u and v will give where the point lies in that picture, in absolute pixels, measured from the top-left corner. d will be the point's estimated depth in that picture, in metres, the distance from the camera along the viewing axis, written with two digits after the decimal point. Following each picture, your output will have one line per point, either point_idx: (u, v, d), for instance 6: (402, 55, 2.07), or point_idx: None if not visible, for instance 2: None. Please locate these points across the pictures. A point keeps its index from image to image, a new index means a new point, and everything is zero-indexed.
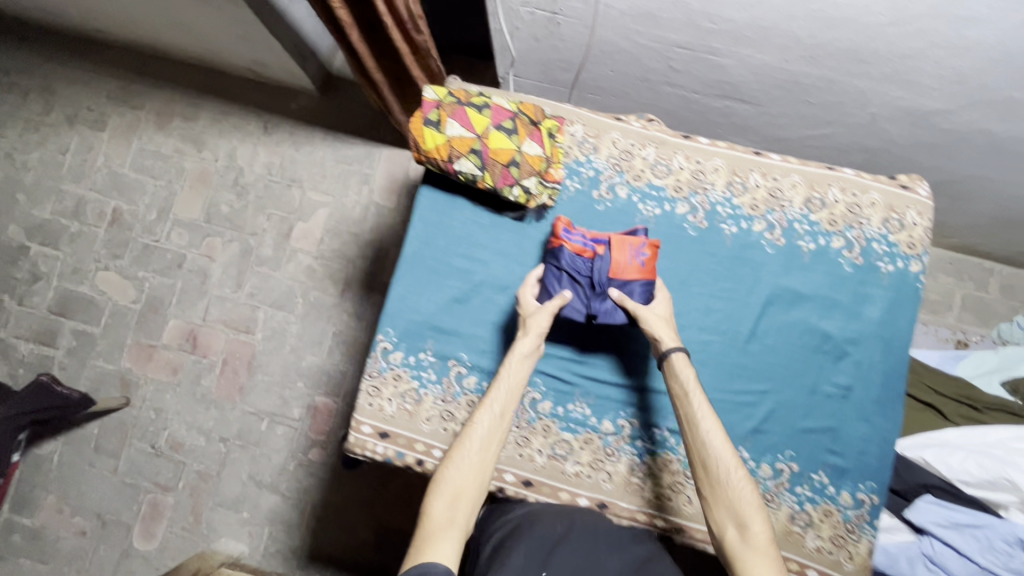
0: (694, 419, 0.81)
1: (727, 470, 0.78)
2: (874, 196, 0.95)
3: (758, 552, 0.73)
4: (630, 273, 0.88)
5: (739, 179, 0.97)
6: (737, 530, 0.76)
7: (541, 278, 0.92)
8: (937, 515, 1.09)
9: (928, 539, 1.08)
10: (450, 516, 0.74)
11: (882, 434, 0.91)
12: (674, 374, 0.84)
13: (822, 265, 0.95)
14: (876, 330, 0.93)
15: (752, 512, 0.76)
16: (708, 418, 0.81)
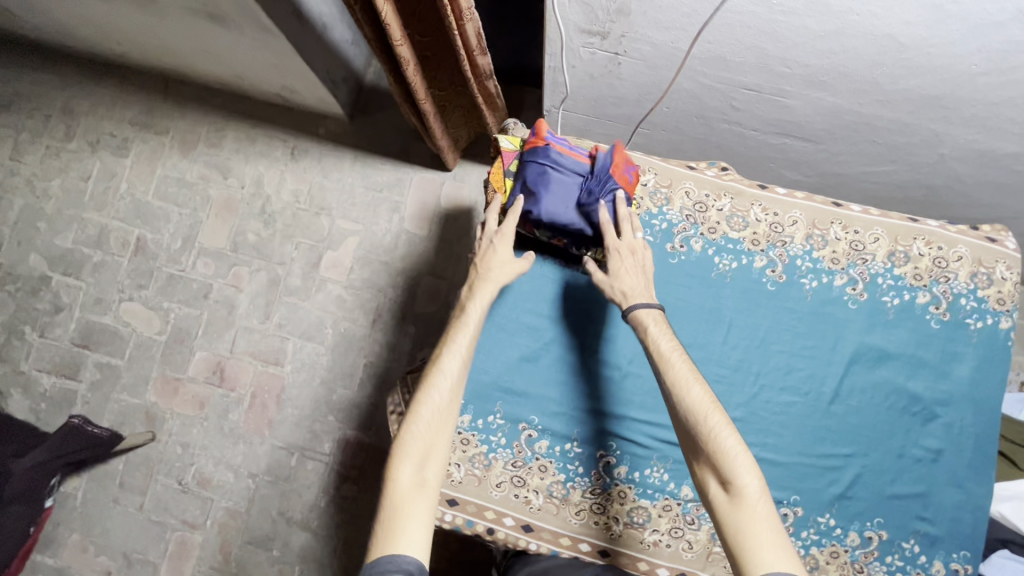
0: (676, 382, 0.77)
1: (702, 419, 0.74)
2: (960, 250, 0.92)
3: (745, 509, 0.69)
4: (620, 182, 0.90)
5: (819, 232, 0.93)
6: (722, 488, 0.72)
7: (524, 180, 0.88)
8: (1014, 571, 1.03)
9: None
10: (413, 494, 0.73)
11: (975, 500, 0.88)
12: (642, 326, 0.82)
13: (908, 321, 0.91)
14: (966, 390, 0.90)
15: (739, 466, 0.71)
16: (689, 380, 0.76)
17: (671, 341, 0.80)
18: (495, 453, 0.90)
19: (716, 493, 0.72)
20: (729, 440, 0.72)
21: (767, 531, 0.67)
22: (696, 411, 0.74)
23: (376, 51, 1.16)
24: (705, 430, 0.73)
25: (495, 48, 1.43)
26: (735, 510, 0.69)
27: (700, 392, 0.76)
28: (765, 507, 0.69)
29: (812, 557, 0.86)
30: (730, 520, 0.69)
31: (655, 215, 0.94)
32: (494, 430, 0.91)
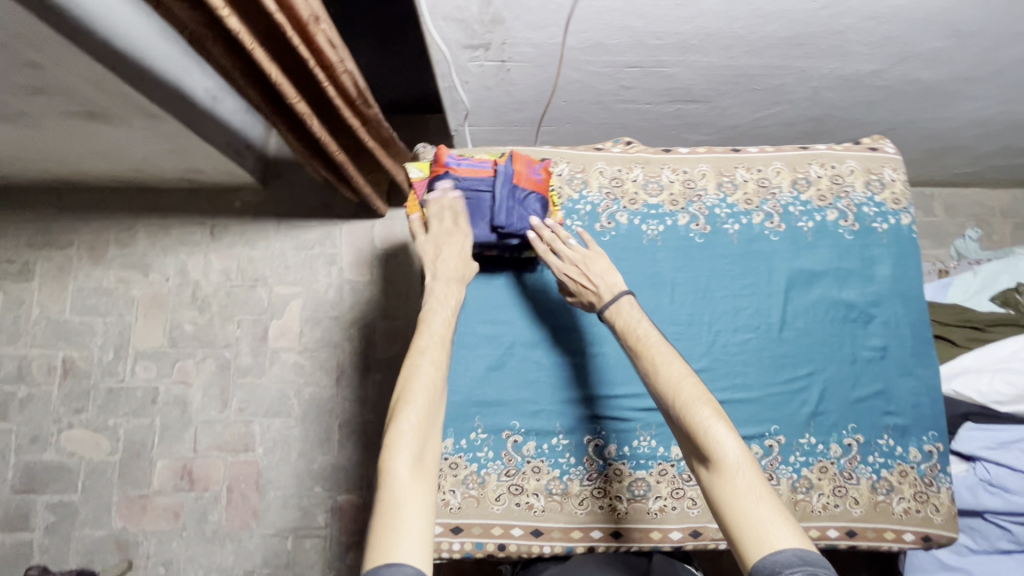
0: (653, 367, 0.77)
1: (679, 398, 0.74)
2: (850, 164, 1.01)
3: (732, 481, 0.68)
4: (530, 185, 0.93)
5: (727, 178, 1.00)
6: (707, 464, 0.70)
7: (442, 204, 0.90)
8: (982, 440, 1.13)
9: (980, 465, 1.13)
10: (409, 489, 0.67)
11: (927, 382, 0.95)
12: (613, 322, 0.83)
13: (826, 239, 0.98)
14: (892, 286, 0.97)
15: (720, 435, 0.70)
16: (666, 361, 0.76)
17: (646, 329, 0.81)
18: (486, 468, 0.90)
19: (702, 468, 0.71)
20: (711, 414, 0.72)
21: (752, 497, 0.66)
22: (673, 389, 0.75)
23: (270, 115, 1.15)
24: (683, 409, 0.73)
25: (389, 83, 1.45)
26: (721, 485, 0.68)
27: (677, 370, 0.76)
28: (753, 477, 0.68)
29: (804, 478, 0.90)
30: (717, 494, 0.68)
31: (577, 200, 0.98)
32: (479, 446, 0.90)
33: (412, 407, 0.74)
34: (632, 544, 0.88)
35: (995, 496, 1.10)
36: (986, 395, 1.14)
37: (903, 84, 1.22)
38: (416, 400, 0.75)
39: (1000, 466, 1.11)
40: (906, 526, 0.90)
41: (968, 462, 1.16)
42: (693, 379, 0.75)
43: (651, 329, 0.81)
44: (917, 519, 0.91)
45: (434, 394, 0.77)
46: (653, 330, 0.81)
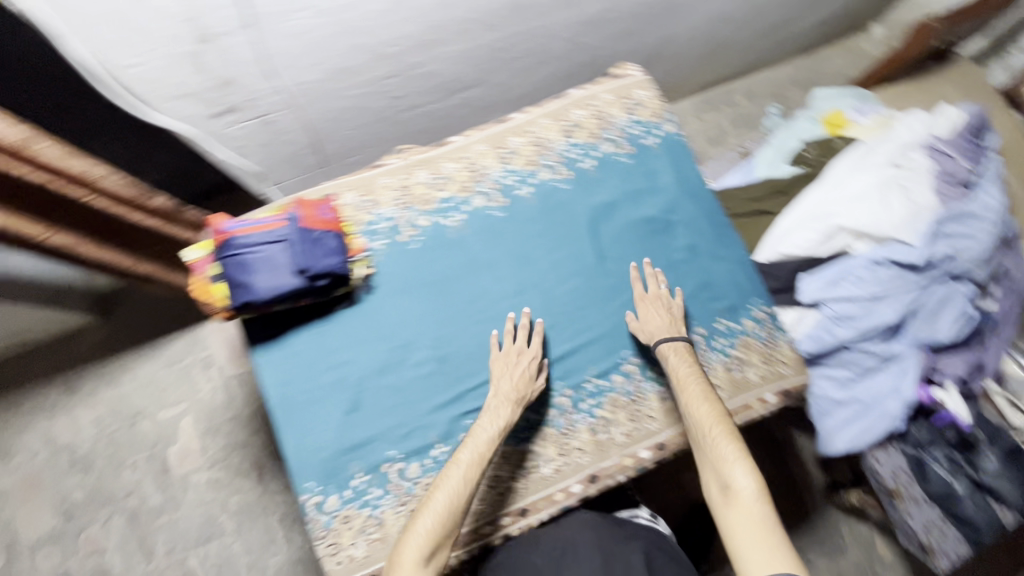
0: (687, 406, 0.87)
1: (710, 432, 0.84)
2: (606, 97, 1.08)
3: (742, 511, 0.76)
4: (322, 225, 0.89)
5: (505, 149, 1.04)
6: (720, 490, 0.80)
7: (235, 276, 0.83)
8: (817, 286, 1.27)
9: (825, 307, 1.27)
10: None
11: (738, 260, 1.03)
12: (663, 359, 0.92)
13: (609, 170, 1.05)
14: (679, 189, 1.05)
15: (738, 473, 0.79)
16: (697, 401, 0.86)
17: (689, 369, 0.91)
18: (380, 508, 0.89)
19: (716, 496, 0.80)
20: (731, 450, 0.81)
21: (756, 524, 0.74)
22: (703, 423, 0.85)
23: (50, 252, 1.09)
24: (710, 441, 0.83)
25: None
26: (731, 515, 0.77)
27: (708, 407, 0.86)
28: (759, 512, 0.76)
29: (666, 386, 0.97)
30: (724, 523, 0.77)
31: (374, 221, 0.99)
32: (365, 490, 0.89)
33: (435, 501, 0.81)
34: (541, 514, 0.91)
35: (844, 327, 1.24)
36: (806, 249, 1.27)
37: (637, 10, 1.33)
38: (445, 489, 0.81)
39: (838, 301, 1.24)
40: (765, 388, 0.99)
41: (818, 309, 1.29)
42: (724, 417, 0.84)
43: (693, 370, 0.90)
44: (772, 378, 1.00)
45: (464, 507, 0.81)
46: (694, 372, 0.90)
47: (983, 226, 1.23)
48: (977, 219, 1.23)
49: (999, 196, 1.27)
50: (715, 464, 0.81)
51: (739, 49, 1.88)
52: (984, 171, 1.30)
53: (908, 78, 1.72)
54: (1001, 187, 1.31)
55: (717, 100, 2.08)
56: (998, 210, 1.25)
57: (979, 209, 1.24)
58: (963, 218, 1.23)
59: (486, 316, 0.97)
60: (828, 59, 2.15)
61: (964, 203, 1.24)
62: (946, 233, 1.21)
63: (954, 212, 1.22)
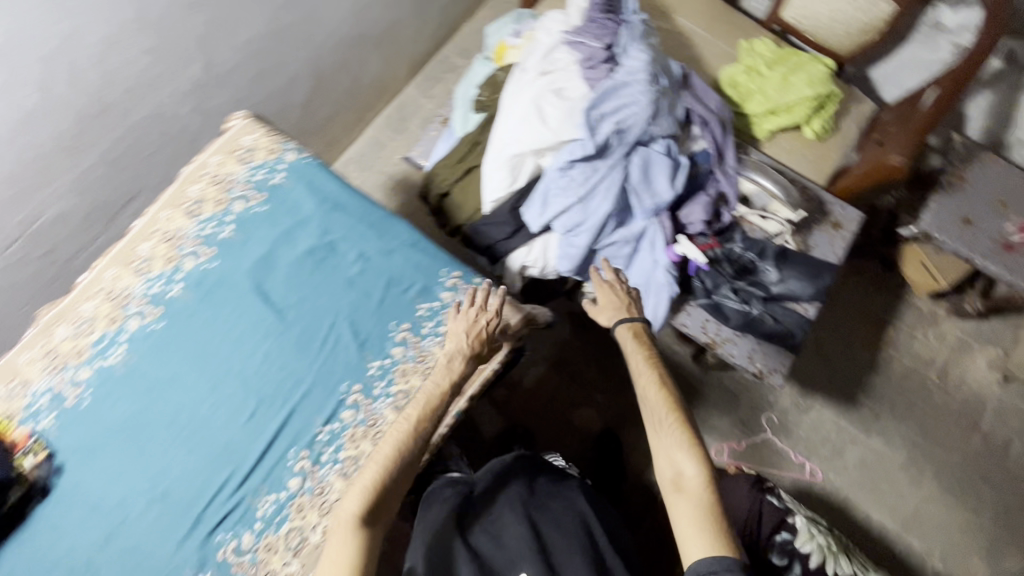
0: (659, 422, 1.09)
1: (665, 423, 1.08)
2: (216, 160, 1.04)
3: (687, 494, 1.01)
4: None
5: (137, 261, 0.99)
6: (671, 473, 1.04)
7: None
8: (538, 210, 1.30)
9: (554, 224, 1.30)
10: (349, 528, 0.81)
11: (410, 243, 1.03)
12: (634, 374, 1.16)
13: (250, 226, 1.02)
14: (325, 208, 1.03)
15: (684, 470, 1.02)
16: (663, 415, 1.09)
17: (640, 365, 1.16)
18: None
19: (664, 476, 1.05)
20: (680, 443, 1.05)
21: (699, 504, 1.00)
22: (671, 443, 1.05)
23: None
24: (659, 423, 1.08)
25: None
26: (676, 501, 1.02)
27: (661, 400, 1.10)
28: (693, 494, 1.00)
29: (395, 395, 0.96)
30: (672, 503, 1.02)
31: (33, 402, 0.94)
32: None
33: (379, 458, 0.86)
34: None
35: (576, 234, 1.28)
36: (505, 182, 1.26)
37: (245, 51, 1.31)
38: (391, 441, 0.87)
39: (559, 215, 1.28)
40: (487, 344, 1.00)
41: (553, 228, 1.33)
42: (671, 409, 1.08)
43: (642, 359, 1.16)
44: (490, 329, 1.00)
45: (395, 486, 0.86)
46: (644, 365, 1.15)
47: (636, 88, 1.28)
48: (629, 83, 1.28)
49: (643, 51, 1.32)
50: (665, 451, 1.06)
51: (415, 22, 1.90)
52: (623, 36, 1.35)
53: None
54: (644, 41, 1.36)
55: (435, 73, 2.11)
56: (646, 65, 1.30)
57: (627, 74, 1.29)
58: (617, 89, 1.27)
59: (191, 428, 0.93)
60: None
61: (613, 74, 1.29)
62: (607, 110, 1.25)
63: (606, 89, 1.26)
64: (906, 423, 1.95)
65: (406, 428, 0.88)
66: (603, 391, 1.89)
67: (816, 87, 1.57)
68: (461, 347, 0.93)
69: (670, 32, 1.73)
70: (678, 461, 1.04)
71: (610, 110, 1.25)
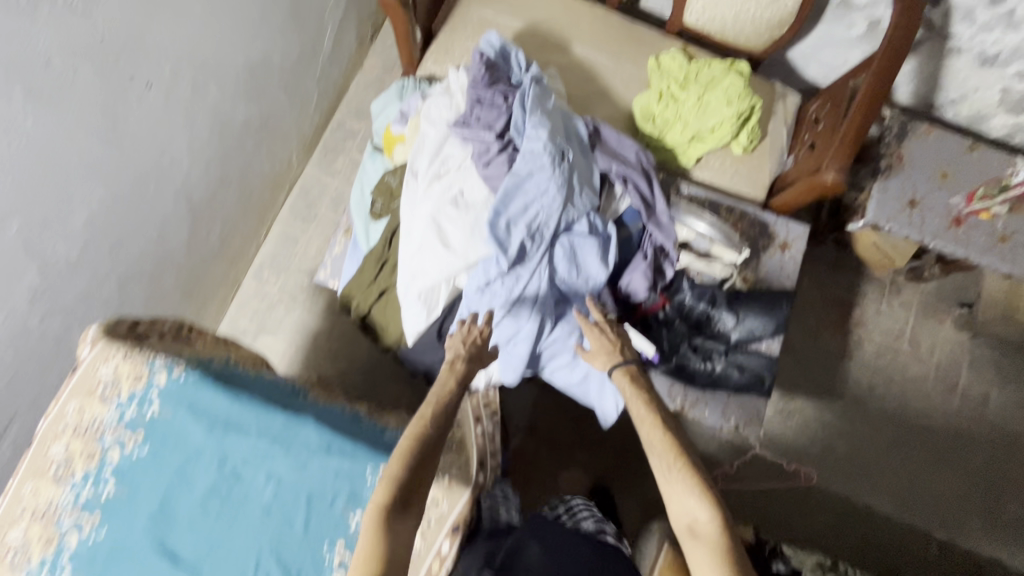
0: (665, 458, 0.99)
1: (669, 467, 0.98)
2: (74, 406, 0.89)
3: (705, 543, 0.91)
4: None
5: (10, 553, 0.84)
6: (689, 523, 0.94)
7: None
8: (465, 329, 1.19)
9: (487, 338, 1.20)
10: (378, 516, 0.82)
11: (324, 449, 0.90)
12: (632, 399, 1.09)
13: (133, 477, 0.87)
14: (217, 434, 0.89)
15: (696, 517, 0.93)
16: (668, 443, 1.01)
17: (638, 406, 1.08)
18: None
19: (679, 527, 0.95)
20: (688, 486, 0.95)
21: (720, 553, 0.89)
22: (678, 487, 0.96)
23: None
24: (666, 467, 0.99)
25: None
26: (693, 547, 0.92)
27: (665, 442, 1.01)
28: (707, 539, 0.91)
29: None
30: (691, 556, 0.92)
31: None
32: None
33: (401, 445, 0.88)
34: None
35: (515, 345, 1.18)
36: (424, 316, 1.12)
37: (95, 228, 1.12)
38: (408, 430, 0.90)
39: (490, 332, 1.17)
40: (437, 541, 0.94)
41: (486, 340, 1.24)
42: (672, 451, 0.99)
43: (637, 386, 1.11)
44: (436, 525, 0.95)
45: (416, 472, 0.86)
46: (641, 404, 1.08)
47: (542, 176, 1.13)
48: (533, 172, 1.13)
49: (541, 126, 1.15)
50: (676, 495, 0.96)
51: (297, 103, 1.69)
52: (515, 111, 1.18)
53: (442, 25, 1.61)
54: (540, 109, 1.19)
55: (333, 144, 1.92)
56: (547, 144, 1.14)
57: (528, 161, 1.13)
58: (521, 184, 1.12)
59: None
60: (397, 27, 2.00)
61: (513, 165, 1.13)
62: (516, 212, 1.11)
63: (508, 188, 1.11)
64: (888, 400, 1.94)
65: (418, 420, 0.92)
66: (586, 447, 1.82)
67: (736, 105, 1.43)
68: (459, 352, 1.04)
69: (571, 65, 1.57)
70: (693, 507, 0.93)
71: (517, 212, 1.11)
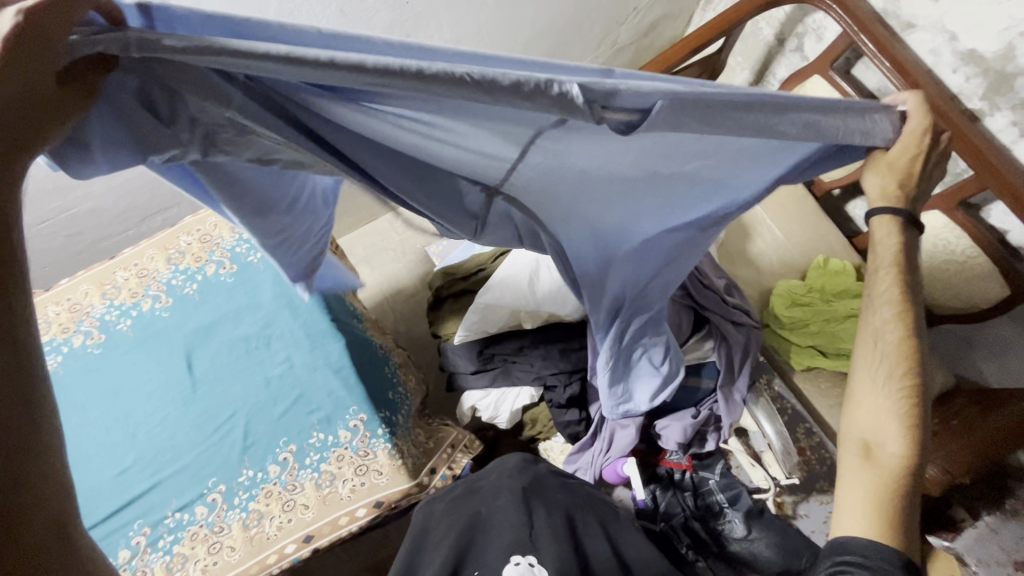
0: (889, 370, 0.75)
1: (891, 377, 0.74)
2: (214, 221, 1.13)
3: (879, 473, 0.71)
4: None
5: (109, 285, 1.08)
6: (872, 447, 0.73)
7: None
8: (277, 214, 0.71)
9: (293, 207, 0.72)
10: None
11: (334, 368, 1.03)
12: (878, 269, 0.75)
13: (210, 291, 1.08)
14: (280, 302, 1.07)
15: (886, 441, 0.73)
16: (902, 351, 0.74)
17: (882, 290, 0.75)
18: None
19: (851, 450, 0.75)
20: (901, 408, 0.73)
21: (886, 492, 0.70)
22: (870, 401, 0.75)
23: None
24: (885, 374, 0.75)
25: None
26: (850, 457, 0.75)
27: (901, 345, 0.75)
28: (882, 470, 0.71)
29: (253, 511, 0.95)
30: (849, 472, 0.74)
31: None
32: None
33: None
34: None
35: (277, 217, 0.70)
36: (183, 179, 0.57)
37: None
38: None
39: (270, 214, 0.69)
40: (358, 502, 0.95)
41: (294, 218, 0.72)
42: (881, 363, 0.75)
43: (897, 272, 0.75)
44: (365, 491, 0.96)
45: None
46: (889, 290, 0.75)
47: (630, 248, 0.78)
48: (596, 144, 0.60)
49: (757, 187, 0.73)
50: (865, 404, 0.76)
51: None
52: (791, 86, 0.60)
53: None
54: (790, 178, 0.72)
55: None
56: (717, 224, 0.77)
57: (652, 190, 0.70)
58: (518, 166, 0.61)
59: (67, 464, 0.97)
60: None
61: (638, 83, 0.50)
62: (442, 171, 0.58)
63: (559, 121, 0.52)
64: None
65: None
66: None
67: None
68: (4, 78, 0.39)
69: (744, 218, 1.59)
70: (884, 433, 0.73)
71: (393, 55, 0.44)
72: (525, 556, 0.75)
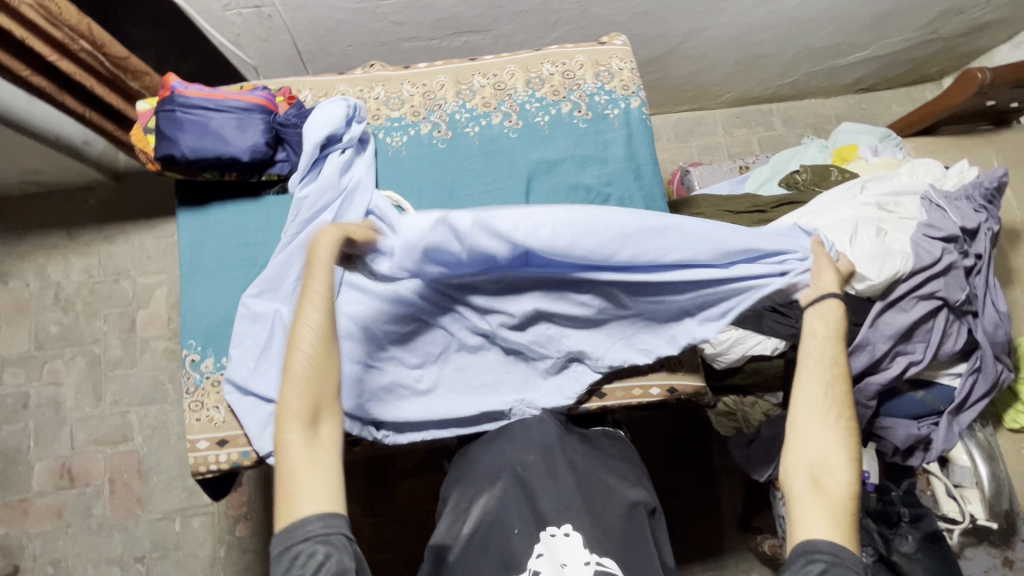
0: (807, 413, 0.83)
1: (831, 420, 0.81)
2: (580, 59, 1.07)
3: (823, 501, 0.76)
4: (253, 101, 0.94)
5: (466, 86, 1.06)
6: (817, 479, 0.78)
7: (159, 126, 0.91)
8: (195, 114, 0.91)
9: (223, 127, 0.92)
10: (305, 458, 0.71)
11: None
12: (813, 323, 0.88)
13: (561, 129, 1.04)
14: (627, 165, 1.03)
15: (832, 473, 0.78)
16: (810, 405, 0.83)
17: (825, 350, 0.86)
18: None
19: (802, 478, 0.79)
20: (840, 443, 0.80)
21: (820, 508, 0.76)
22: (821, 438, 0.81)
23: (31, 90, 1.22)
24: (816, 426, 0.82)
25: None
26: (815, 496, 0.77)
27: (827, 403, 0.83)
28: (830, 504, 0.76)
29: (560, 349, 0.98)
30: (799, 503, 0.78)
31: None
32: None
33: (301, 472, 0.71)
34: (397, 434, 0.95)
35: (237, 115, 0.92)
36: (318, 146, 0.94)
37: None
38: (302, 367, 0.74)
39: (227, 122, 0.92)
40: (653, 380, 0.99)
41: (183, 111, 0.91)
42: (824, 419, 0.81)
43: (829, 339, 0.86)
44: (663, 373, 0.99)
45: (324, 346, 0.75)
46: (831, 352, 0.85)
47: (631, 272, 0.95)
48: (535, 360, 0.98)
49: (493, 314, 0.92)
50: (822, 445, 0.80)
51: (784, 72, 1.79)
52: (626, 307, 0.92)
53: (953, 129, 1.59)
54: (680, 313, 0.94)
55: (751, 115, 2.00)
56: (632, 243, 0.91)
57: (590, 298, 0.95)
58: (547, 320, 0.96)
59: None
60: (885, 103, 2.01)
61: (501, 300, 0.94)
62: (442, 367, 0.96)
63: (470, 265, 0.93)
64: None
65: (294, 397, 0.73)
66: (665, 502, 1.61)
67: None
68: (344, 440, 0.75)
69: (1015, 257, 1.46)
70: (826, 467, 0.79)
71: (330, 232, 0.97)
72: (564, 525, 0.78)
